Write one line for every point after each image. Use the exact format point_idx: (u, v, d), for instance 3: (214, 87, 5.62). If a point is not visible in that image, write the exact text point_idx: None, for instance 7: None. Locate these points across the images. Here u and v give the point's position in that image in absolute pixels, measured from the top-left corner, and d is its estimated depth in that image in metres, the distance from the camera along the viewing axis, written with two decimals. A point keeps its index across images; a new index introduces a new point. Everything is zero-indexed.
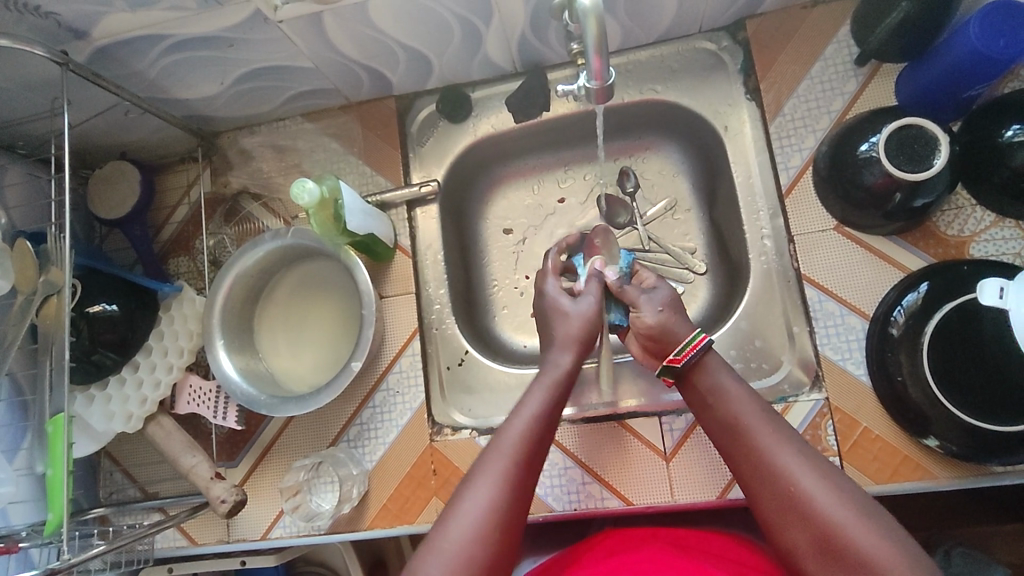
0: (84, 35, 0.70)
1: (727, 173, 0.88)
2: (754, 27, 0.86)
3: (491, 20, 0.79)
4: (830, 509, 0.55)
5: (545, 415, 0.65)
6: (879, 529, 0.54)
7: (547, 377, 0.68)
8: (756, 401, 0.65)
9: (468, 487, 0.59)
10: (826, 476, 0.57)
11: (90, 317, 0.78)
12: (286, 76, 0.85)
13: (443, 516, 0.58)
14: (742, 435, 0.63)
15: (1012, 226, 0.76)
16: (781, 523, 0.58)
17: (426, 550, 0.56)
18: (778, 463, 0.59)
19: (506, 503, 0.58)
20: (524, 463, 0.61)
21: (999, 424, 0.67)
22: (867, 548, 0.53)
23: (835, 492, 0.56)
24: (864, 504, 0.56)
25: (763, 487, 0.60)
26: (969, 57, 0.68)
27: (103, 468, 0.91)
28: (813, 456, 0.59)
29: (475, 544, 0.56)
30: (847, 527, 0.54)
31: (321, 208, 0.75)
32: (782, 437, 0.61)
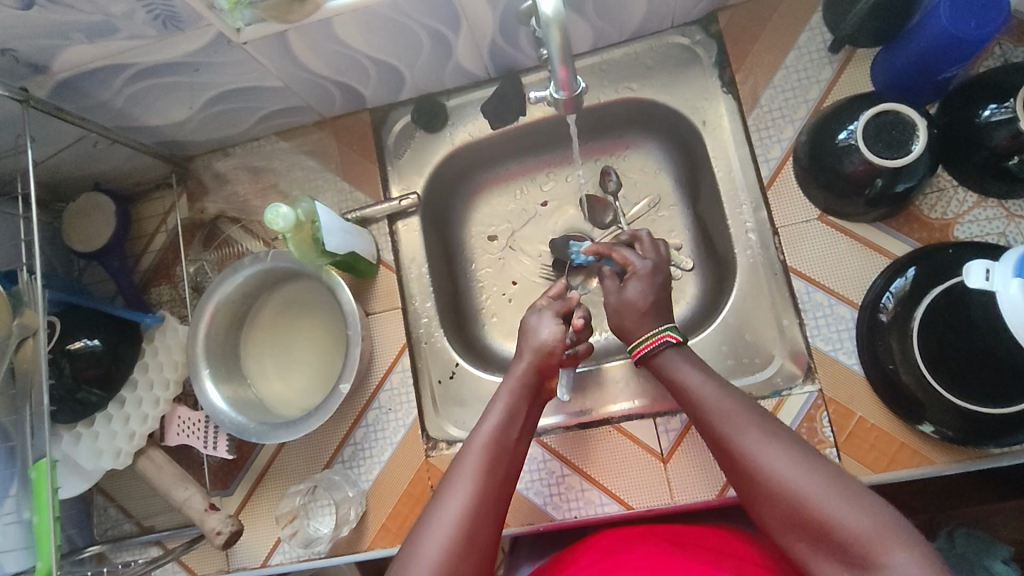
0: (44, 69, 0.69)
1: (709, 168, 0.87)
2: (726, 20, 0.85)
3: (459, 28, 0.78)
4: (787, 480, 0.55)
5: (505, 429, 0.65)
6: (856, 504, 0.52)
7: (503, 399, 0.68)
8: (721, 388, 0.64)
9: (439, 505, 0.59)
10: (790, 452, 0.57)
11: (72, 354, 0.77)
12: (256, 97, 0.84)
13: (412, 540, 0.58)
14: (712, 426, 0.62)
15: (995, 206, 0.76)
16: (750, 496, 0.58)
17: (397, 571, 0.56)
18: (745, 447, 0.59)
19: (474, 510, 0.59)
20: (484, 475, 0.61)
21: (993, 406, 0.68)
22: (826, 513, 0.53)
23: (805, 471, 0.55)
24: (837, 477, 0.55)
25: (732, 467, 0.60)
26: (942, 40, 0.68)
27: (97, 505, 0.89)
28: (784, 439, 0.58)
29: (443, 570, 0.55)
30: (803, 494, 0.54)
31: (297, 231, 0.73)
32: (739, 412, 0.61)
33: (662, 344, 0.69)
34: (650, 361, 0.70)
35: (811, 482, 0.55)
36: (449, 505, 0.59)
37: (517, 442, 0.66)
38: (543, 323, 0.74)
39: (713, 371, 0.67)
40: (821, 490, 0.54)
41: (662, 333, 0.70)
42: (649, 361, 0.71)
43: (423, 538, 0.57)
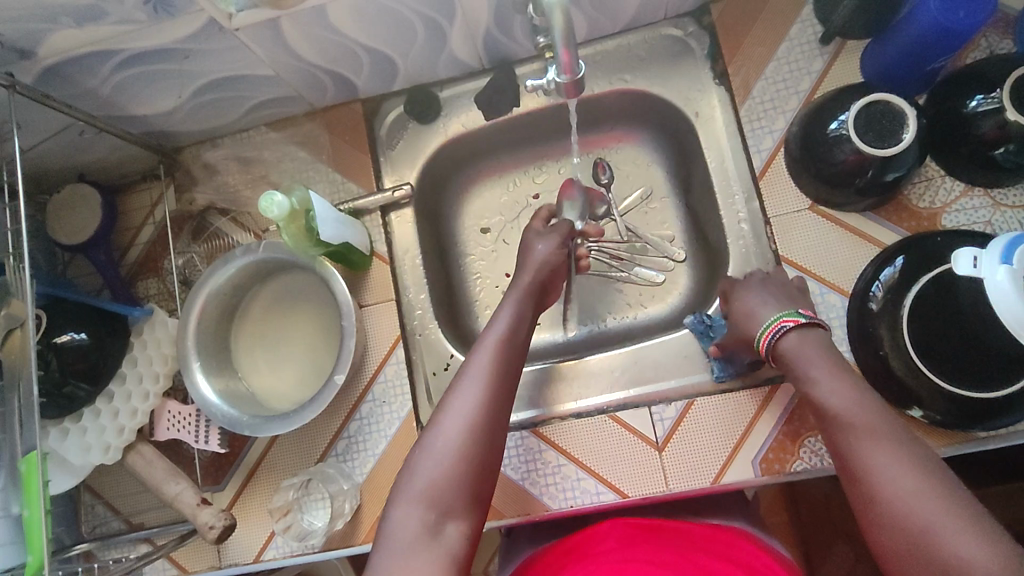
0: (30, 54, 0.67)
1: (701, 158, 0.88)
2: (718, 12, 0.86)
3: (454, 17, 0.78)
4: (882, 473, 0.54)
5: (516, 326, 0.71)
6: (972, 534, 0.49)
7: (513, 301, 0.74)
8: (854, 390, 0.61)
9: (457, 387, 0.65)
10: (912, 466, 0.53)
11: (58, 347, 0.76)
12: (247, 85, 0.83)
13: (434, 420, 0.63)
14: (834, 428, 0.60)
15: (981, 195, 0.77)
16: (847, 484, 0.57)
17: (422, 447, 0.62)
18: (863, 453, 0.56)
19: (491, 401, 0.64)
20: (497, 369, 0.66)
21: (980, 391, 0.69)
22: (909, 506, 0.52)
23: (921, 487, 0.52)
24: (959, 502, 0.51)
25: (847, 470, 0.58)
26: (931, 31, 0.69)
27: (85, 502, 0.88)
28: (908, 451, 0.55)
29: (464, 444, 0.61)
30: (894, 489, 0.53)
31: (291, 219, 0.72)
32: (868, 416, 0.58)
33: (785, 329, 0.68)
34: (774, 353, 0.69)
35: (907, 478, 0.53)
36: (468, 388, 0.64)
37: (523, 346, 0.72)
38: (539, 241, 0.81)
39: (840, 358, 0.65)
40: (912, 484, 0.53)
41: (786, 318, 0.68)
42: (774, 354, 0.69)
43: (445, 416, 0.63)
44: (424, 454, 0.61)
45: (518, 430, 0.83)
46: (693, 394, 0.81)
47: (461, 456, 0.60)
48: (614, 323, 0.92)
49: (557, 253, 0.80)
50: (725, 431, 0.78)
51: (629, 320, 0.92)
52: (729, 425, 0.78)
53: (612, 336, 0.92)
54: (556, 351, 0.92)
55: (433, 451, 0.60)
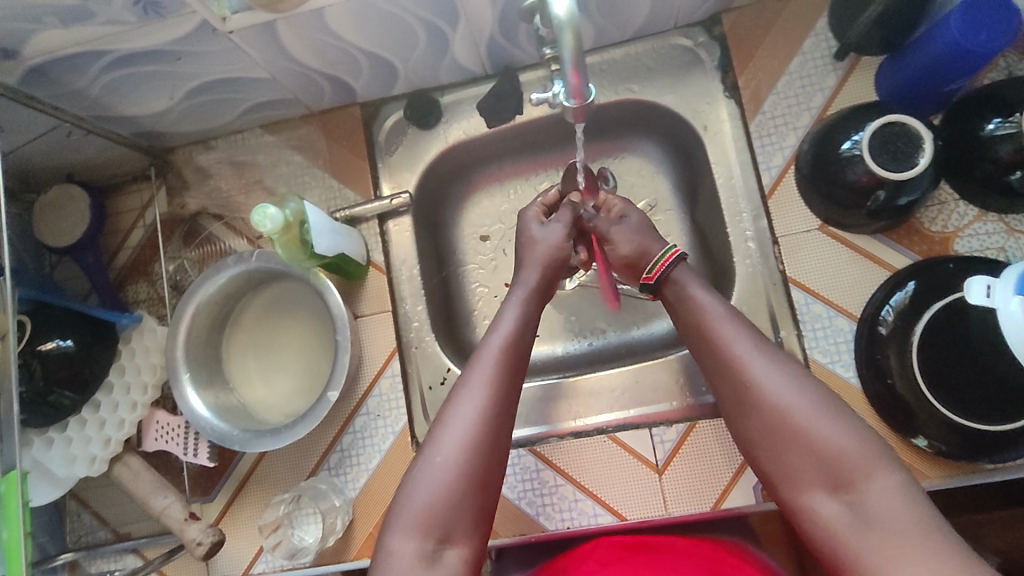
0: (14, 54, 0.64)
1: (708, 172, 0.85)
2: (730, 22, 0.84)
3: (458, 23, 0.75)
4: (782, 402, 0.57)
5: (523, 329, 0.68)
6: (835, 419, 0.55)
7: (517, 304, 0.70)
8: (722, 302, 0.66)
9: (456, 401, 0.61)
10: (777, 364, 0.59)
11: (43, 355, 0.73)
12: (242, 87, 0.80)
13: (434, 432, 0.60)
14: (705, 334, 0.64)
15: (995, 220, 0.75)
16: (741, 413, 0.60)
17: (419, 465, 0.59)
18: (733, 351, 0.61)
19: (493, 411, 0.60)
20: (502, 379, 0.63)
21: (988, 423, 0.67)
22: (813, 432, 0.55)
23: (786, 380, 0.58)
24: (818, 391, 0.58)
25: (717, 370, 0.62)
26: (950, 50, 0.67)
27: (70, 511, 0.86)
28: (768, 348, 0.61)
29: (462, 460, 0.58)
30: (798, 415, 0.56)
31: (286, 231, 0.69)
32: (733, 321, 0.63)
33: (675, 260, 0.70)
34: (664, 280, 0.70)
35: (806, 406, 0.56)
36: (467, 401, 0.61)
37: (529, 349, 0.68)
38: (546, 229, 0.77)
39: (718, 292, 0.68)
40: (812, 413, 0.56)
41: (670, 252, 0.71)
42: (662, 283, 0.70)
43: (443, 432, 0.59)
44: (421, 473, 0.58)
45: (515, 448, 0.81)
46: (695, 416, 0.79)
47: (462, 473, 0.57)
48: (615, 338, 0.90)
49: (562, 243, 0.76)
50: (726, 454, 0.76)
51: (630, 336, 0.90)
52: (730, 449, 0.76)
53: (613, 351, 0.90)
54: (555, 366, 0.90)
55: (431, 472, 0.58)
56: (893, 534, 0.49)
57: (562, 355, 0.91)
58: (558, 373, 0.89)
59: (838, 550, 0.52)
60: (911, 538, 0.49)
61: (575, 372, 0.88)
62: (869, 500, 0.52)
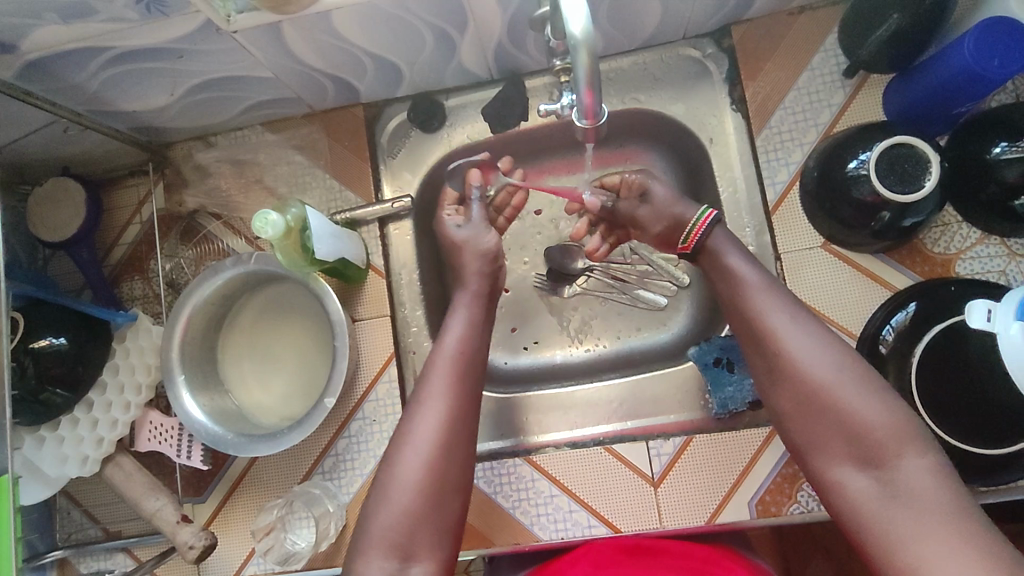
0: (12, 48, 0.63)
1: (712, 185, 0.85)
2: (739, 35, 0.83)
3: (466, 28, 0.74)
4: (820, 373, 0.57)
5: (471, 334, 0.69)
6: (868, 394, 0.56)
7: (464, 308, 0.72)
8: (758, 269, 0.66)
9: (413, 417, 0.63)
10: (813, 334, 0.59)
11: (36, 352, 0.72)
12: (243, 86, 0.79)
13: (394, 450, 0.62)
14: (740, 301, 0.64)
15: (997, 243, 0.76)
16: (775, 382, 0.60)
17: (379, 484, 0.60)
18: (770, 321, 0.61)
19: (450, 425, 0.62)
20: (454, 390, 0.64)
21: (987, 446, 0.68)
22: (849, 406, 0.55)
23: (820, 351, 0.58)
24: (853, 364, 0.58)
25: (751, 337, 0.62)
26: (961, 74, 0.66)
27: (60, 507, 0.85)
28: (803, 317, 0.61)
29: (424, 473, 0.59)
30: (834, 388, 0.56)
31: (287, 236, 0.68)
32: (768, 290, 0.63)
33: (709, 225, 0.70)
34: (702, 246, 0.70)
35: (844, 379, 0.57)
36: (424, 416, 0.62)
37: (483, 352, 0.69)
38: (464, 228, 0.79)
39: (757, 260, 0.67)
40: (850, 386, 0.56)
41: (704, 215, 0.70)
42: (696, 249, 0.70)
43: (403, 448, 0.61)
44: (382, 492, 0.59)
45: (511, 458, 0.81)
46: (691, 430, 0.80)
47: (426, 484, 0.59)
48: (613, 348, 0.90)
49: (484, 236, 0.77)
50: (722, 469, 0.76)
51: (629, 346, 0.90)
52: (724, 465, 0.77)
53: (611, 361, 0.89)
54: (553, 374, 0.90)
55: (393, 488, 0.59)
56: (920, 511, 0.50)
57: (562, 363, 0.91)
58: (556, 381, 0.89)
59: (863, 526, 0.53)
60: (942, 518, 0.49)
61: (573, 381, 0.88)
62: (900, 477, 0.52)
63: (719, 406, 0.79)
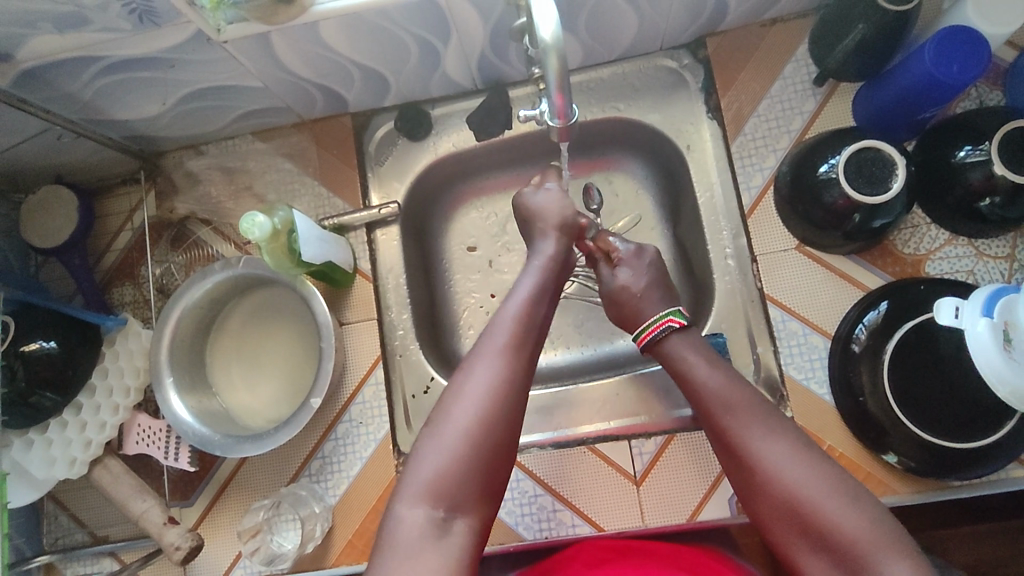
0: (8, 57, 0.65)
1: (691, 190, 0.87)
2: (714, 46, 0.86)
3: (449, 39, 0.77)
4: (803, 494, 0.56)
5: (538, 299, 0.68)
6: (850, 508, 0.54)
7: (535, 272, 0.71)
8: (728, 379, 0.65)
9: (468, 371, 0.62)
10: (790, 450, 0.58)
11: (26, 356, 0.73)
12: (233, 96, 0.81)
13: (444, 403, 0.61)
14: (712, 418, 0.63)
15: (965, 244, 0.78)
16: (755, 502, 0.59)
17: (430, 428, 0.59)
18: (743, 441, 0.60)
19: (504, 380, 0.61)
20: (511, 350, 0.63)
21: (960, 439, 0.69)
22: (835, 523, 0.54)
23: (799, 467, 0.57)
24: (833, 478, 0.56)
25: (730, 457, 0.62)
26: (923, 81, 0.69)
27: (48, 512, 0.85)
28: (780, 433, 0.60)
29: (476, 428, 0.58)
30: (816, 506, 0.55)
31: (273, 239, 0.70)
32: (740, 403, 0.63)
33: (667, 328, 0.71)
34: (661, 349, 0.71)
35: (825, 494, 0.55)
36: (481, 369, 0.61)
37: (546, 319, 0.69)
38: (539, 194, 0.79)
39: (722, 362, 0.68)
40: (831, 503, 0.55)
41: (667, 317, 0.72)
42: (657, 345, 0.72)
43: (456, 396, 0.60)
44: (429, 443, 0.58)
45: None
46: (673, 429, 0.81)
47: (474, 443, 0.58)
48: (597, 351, 0.92)
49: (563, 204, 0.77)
50: (702, 467, 0.78)
51: (612, 349, 0.91)
52: (705, 463, 0.78)
53: (595, 363, 0.91)
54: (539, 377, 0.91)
55: (441, 440, 0.58)
56: None
57: (547, 366, 0.92)
58: (542, 384, 0.90)
59: None
60: None
61: (558, 383, 0.89)
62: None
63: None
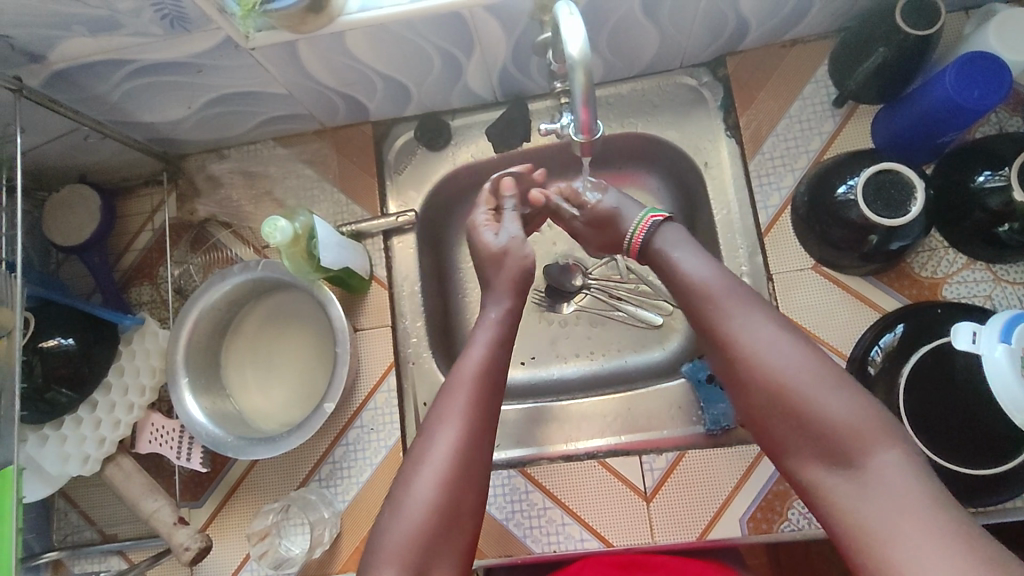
0: (40, 58, 0.66)
1: (707, 208, 0.88)
2: (734, 64, 0.87)
3: (472, 52, 0.78)
4: (785, 374, 0.59)
5: (494, 352, 0.69)
6: (831, 389, 0.58)
7: (489, 327, 0.72)
8: (719, 271, 0.67)
9: (430, 432, 0.64)
10: (776, 336, 0.61)
11: (44, 352, 0.73)
12: (258, 102, 0.82)
13: (408, 470, 0.63)
14: (703, 307, 0.65)
15: (983, 269, 0.78)
16: (741, 389, 0.62)
17: (392, 505, 0.62)
18: (730, 328, 0.63)
19: (462, 447, 0.63)
20: (470, 410, 0.65)
21: (976, 466, 0.69)
22: (816, 405, 0.57)
23: (783, 351, 0.60)
24: (814, 360, 0.59)
25: (719, 347, 0.64)
26: (944, 105, 0.69)
27: (58, 509, 0.86)
28: (766, 317, 0.62)
29: (438, 496, 0.61)
30: (800, 387, 0.58)
31: (293, 243, 0.71)
32: (729, 293, 0.64)
33: (650, 229, 0.72)
34: (647, 246, 0.72)
35: (808, 377, 0.58)
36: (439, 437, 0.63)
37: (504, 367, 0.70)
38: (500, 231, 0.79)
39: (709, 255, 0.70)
40: (812, 385, 0.58)
41: (647, 217, 0.73)
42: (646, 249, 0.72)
43: (416, 470, 0.62)
44: (394, 511, 0.61)
45: (506, 469, 0.82)
46: (685, 446, 0.81)
47: (436, 511, 0.60)
48: (609, 364, 0.92)
49: (518, 245, 0.77)
50: (714, 485, 0.77)
51: (624, 363, 0.91)
52: (716, 481, 0.77)
53: (607, 376, 0.91)
54: (549, 389, 0.91)
55: (403, 512, 0.61)
56: (889, 498, 0.51)
57: (557, 378, 0.92)
58: (554, 396, 0.90)
59: (839, 513, 0.54)
60: (908, 499, 0.50)
61: (569, 396, 0.89)
62: (867, 463, 0.54)
63: (712, 422, 0.80)
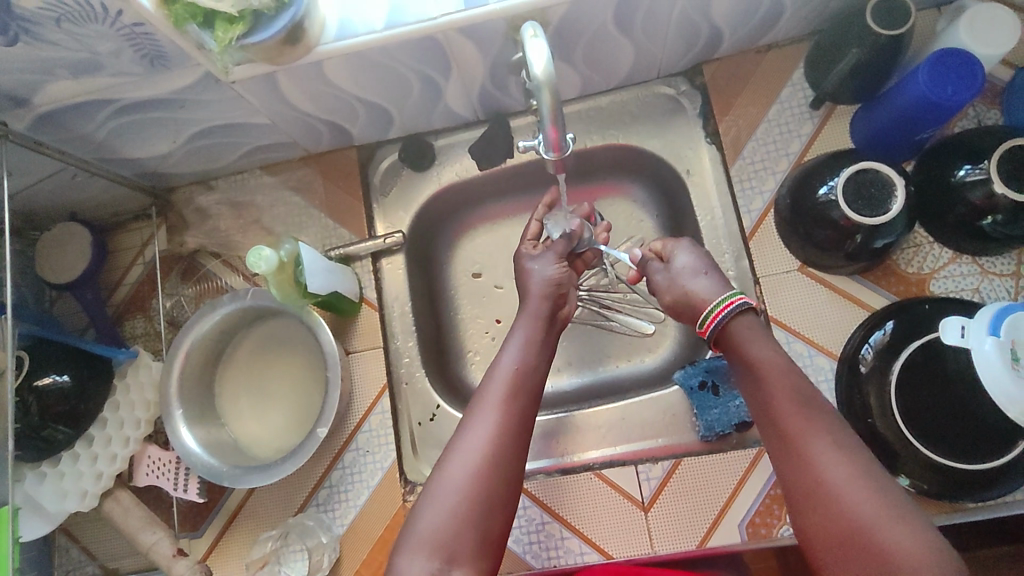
0: (25, 102, 0.67)
1: (692, 215, 0.88)
2: (711, 72, 0.88)
3: (450, 74, 0.79)
4: (860, 511, 0.53)
5: (527, 355, 0.69)
6: (911, 535, 0.51)
7: (521, 332, 0.71)
8: (796, 377, 0.62)
9: (469, 424, 0.62)
10: (852, 462, 0.55)
11: (40, 390, 0.73)
12: (242, 133, 0.84)
13: (442, 460, 0.61)
14: (775, 418, 0.60)
15: (969, 262, 0.78)
16: (805, 513, 0.56)
17: (425, 494, 0.59)
18: (805, 447, 0.57)
19: (501, 437, 0.61)
20: (506, 405, 0.63)
21: (972, 461, 0.68)
22: (890, 548, 0.51)
23: (858, 480, 0.54)
24: (896, 503, 0.53)
25: (785, 460, 0.58)
26: (919, 103, 0.70)
27: (59, 545, 0.85)
28: (846, 442, 0.57)
29: (473, 485, 0.58)
30: (875, 529, 0.52)
31: (280, 271, 0.73)
32: (805, 404, 0.59)
33: (738, 312, 0.67)
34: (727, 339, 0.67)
35: (888, 518, 0.52)
36: (478, 424, 0.62)
37: (540, 373, 0.69)
38: (540, 263, 0.78)
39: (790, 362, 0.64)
40: (891, 526, 0.52)
41: (735, 302, 0.68)
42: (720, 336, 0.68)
43: (451, 459, 0.60)
44: (428, 499, 0.58)
45: None
46: (679, 454, 0.81)
47: (471, 501, 0.58)
48: (603, 375, 0.92)
49: (560, 274, 0.76)
50: (710, 492, 0.77)
51: (617, 373, 0.91)
52: (714, 487, 0.77)
53: (602, 387, 0.91)
54: (544, 402, 0.91)
55: (437, 497, 0.58)
56: None
57: (552, 391, 0.92)
58: (549, 409, 0.90)
59: None
60: None
61: (563, 409, 0.89)
62: None
63: (705, 429, 0.80)
